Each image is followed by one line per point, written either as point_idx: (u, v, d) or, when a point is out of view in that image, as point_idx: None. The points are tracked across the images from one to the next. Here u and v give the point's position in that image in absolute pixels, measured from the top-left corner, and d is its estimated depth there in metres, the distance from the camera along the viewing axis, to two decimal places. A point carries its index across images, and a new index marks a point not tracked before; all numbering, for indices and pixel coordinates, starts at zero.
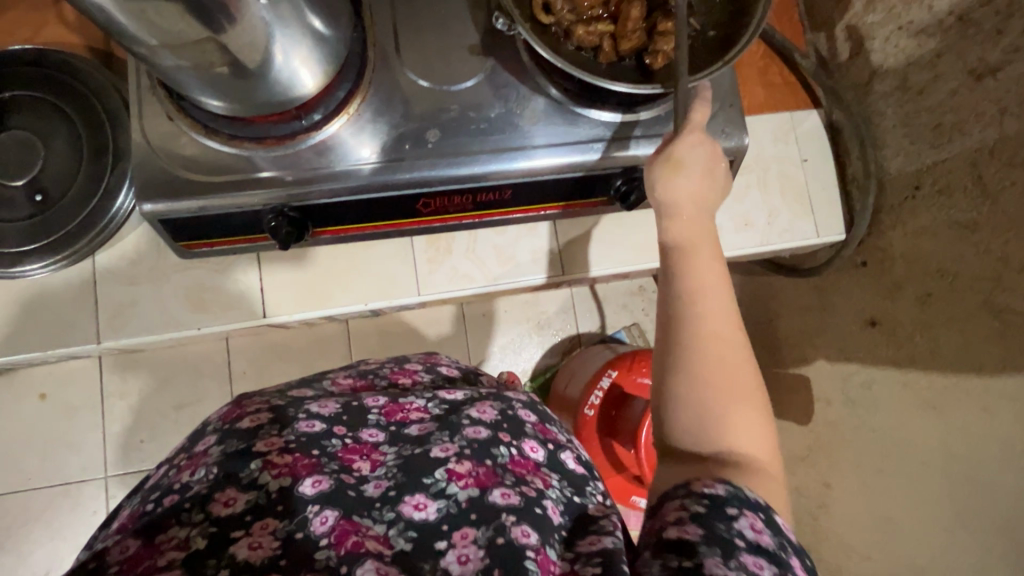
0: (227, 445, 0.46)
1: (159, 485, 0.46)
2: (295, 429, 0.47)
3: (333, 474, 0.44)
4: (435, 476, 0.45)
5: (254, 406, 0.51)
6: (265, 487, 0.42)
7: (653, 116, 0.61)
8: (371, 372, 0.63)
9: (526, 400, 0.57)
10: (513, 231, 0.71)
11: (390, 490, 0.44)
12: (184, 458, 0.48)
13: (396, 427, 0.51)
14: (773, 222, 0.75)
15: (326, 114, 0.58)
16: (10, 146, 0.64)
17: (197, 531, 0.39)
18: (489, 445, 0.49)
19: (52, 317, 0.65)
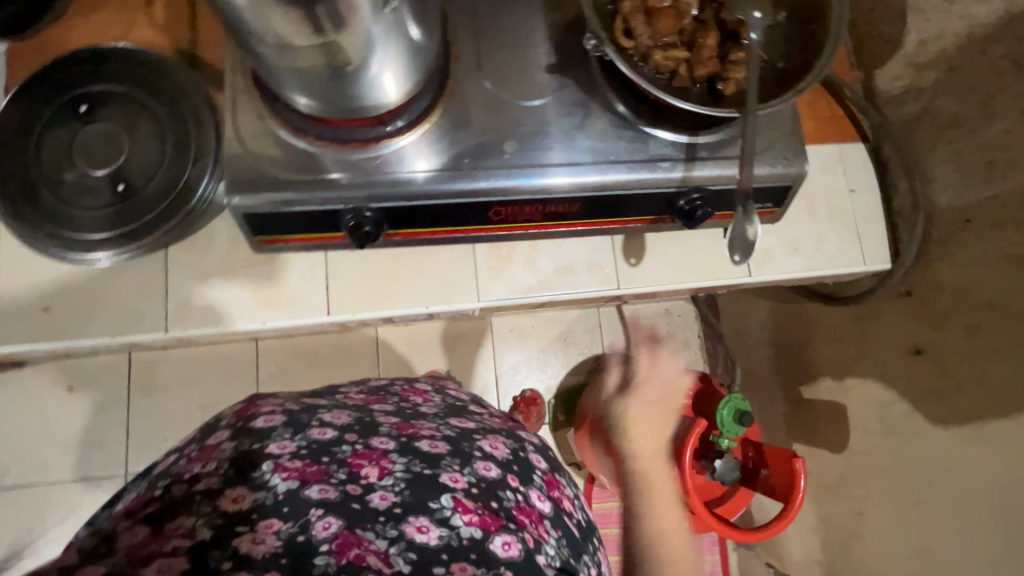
0: (240, 442, 0.44)
1: (162, 473, 0.44)
2: (306, 435, 0.45)
3: (339, 486, 0.42)
4: (442, 501, 0.43)
5: (267, 406, 0.48)
6: (274, 489, 0.41)
7: (719, 138, 0.64)
8: (383, 390, 0.60)
9: (537, 447, 0.60)
10: (571, 244, 0.73)
11: (395, 506, 0.42)
12: (194, 448, 0.45)
13: (407, 438, 0.48)
14: (820, 247, 0.77)
15: (408, 122, 0.61)
16: (97, 137, 0.66)
17: (203, 521, 0.38)
18: (497, 486, 0.47)
19: (120, 305, 0.65)
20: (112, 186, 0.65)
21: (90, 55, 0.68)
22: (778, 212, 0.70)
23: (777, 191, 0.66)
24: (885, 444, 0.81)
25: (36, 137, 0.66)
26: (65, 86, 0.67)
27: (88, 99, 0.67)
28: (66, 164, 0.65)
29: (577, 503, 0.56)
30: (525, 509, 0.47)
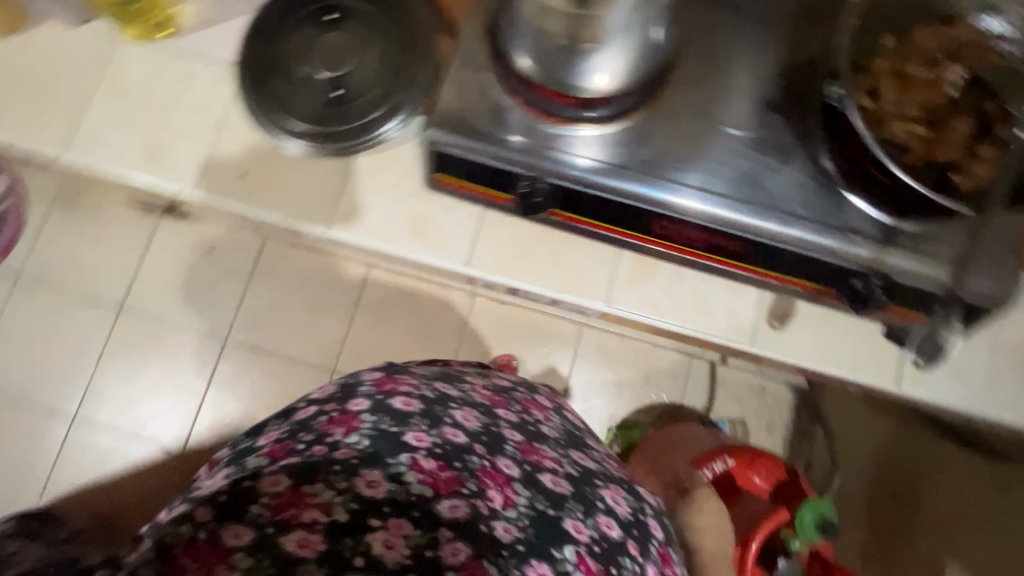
0: (379, 419, 0.50)
1: (297, 420, 0.50)
2: (441, 432, 0.51)
3: (469, 503, 0.48)
4: (563, 552, 0.47)
5: (403, 384, 0.54)
6: (407, 486, 0.48)
7: (926, 231, 0.58)
8: (507, 391, 0.61)
9: (654, 509, 0.59)
10: (718, 284, 0.70)
11: (518, 542, 0.47)
12: (335, 409, 0.50)
13: (530, 467, 0.52)
14: (993, 387, 0.67)
15: (609, 114, 0.61)
16: (334, 45, 0.73)
17: (342, 502, 0.46)
18: (618, 549, 0.50)
19: (300, 191, 0.72)
20: (331, 90, 0.72)
21: None
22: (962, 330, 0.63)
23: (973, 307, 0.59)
24: None
25: (287, 29, 0.74)
26: None
27: (337, 10, 0.74)
28: (302, 59, 0.73)
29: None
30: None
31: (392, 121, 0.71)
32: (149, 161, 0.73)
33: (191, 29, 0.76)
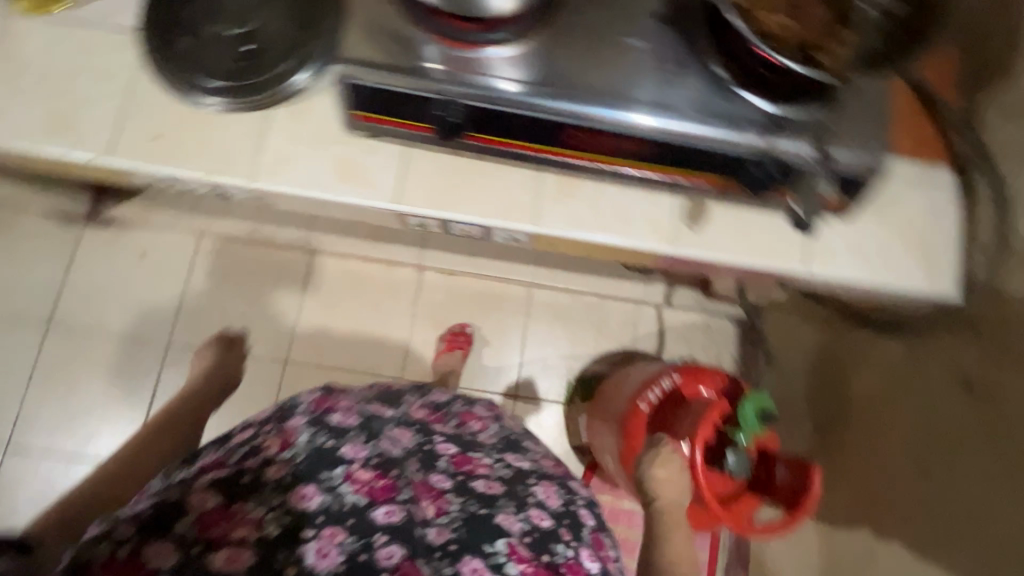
0: (316, 438, 0.64)
1: (226, 448, 0.65)
2: (377, 449, 0.64)
3: (402, 509, 0.58)
4: (495, 547, 0.58)
5: (339, 404, 0.72)
6: (340, 498, 0.58)
7: (803, 117, 0.64)
8: (445, 409, 0.78)
9: (588, 501, 0.73)
10: (637, 195, 0.74)
11: (450, 543, 0.57)
12: (277, 427, 0.67)
13: (462, 477, 0.65)
14: (885, 259, 0.74)
15: (511, 34, 0.64)
16: (237, 2, 0.72)
17: (273, 517, 0.55)
18: (549, 538, 0.61)
19: (220, 147, 0.72)
20: (240, 45, 0.72)
21: None
22: (843, 203, 0.71)
23: (850, 180, 0.66)
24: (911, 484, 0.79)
25: None
26: None
27: None
28: (207, 19, 0.72)
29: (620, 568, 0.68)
30: (572, 567, 0.60)
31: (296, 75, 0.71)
32: (60, 135, 0.71)
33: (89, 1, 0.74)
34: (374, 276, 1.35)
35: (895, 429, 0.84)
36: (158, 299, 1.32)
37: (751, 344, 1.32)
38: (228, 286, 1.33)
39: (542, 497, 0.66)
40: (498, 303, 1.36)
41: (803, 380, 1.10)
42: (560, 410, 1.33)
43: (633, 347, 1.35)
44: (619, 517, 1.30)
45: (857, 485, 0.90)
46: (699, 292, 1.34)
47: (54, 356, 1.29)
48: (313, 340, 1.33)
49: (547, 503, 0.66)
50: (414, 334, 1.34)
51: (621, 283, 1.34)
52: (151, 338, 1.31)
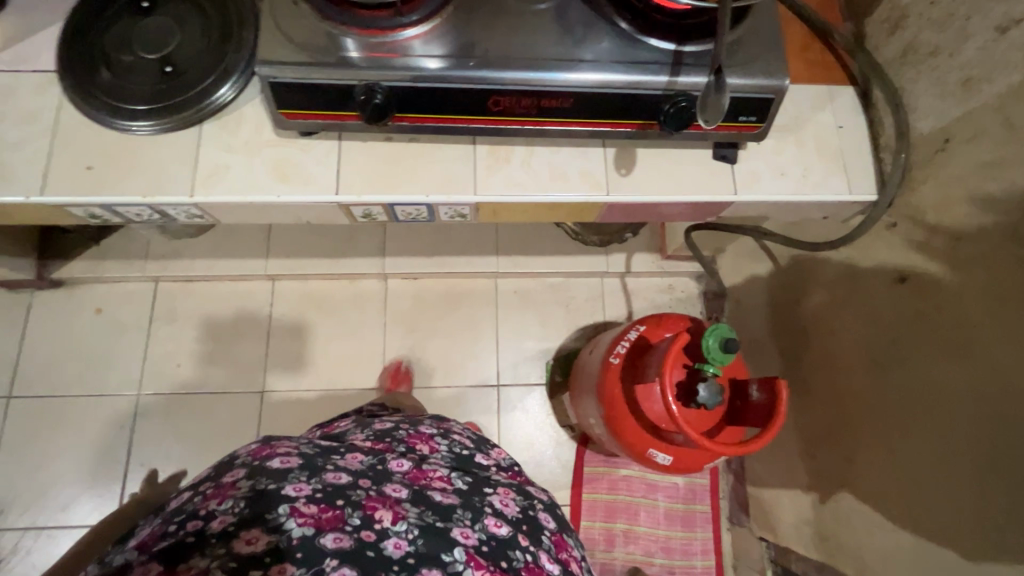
0: (256, 481, 0.63)
1: (173, 510, 0.62)
2: (324, 479, 0.65)
3: (354, 534, 0.60)
4: (452, 556, 0.62)
5: (281, 449, 0.70)
6: (286, 533, 0.58)
7: (703, 51, 0.68)
8: (390, 436, 0.81)
9: (547, 505, 0.81)
10: (566, 151, 0.78)
11: (409, 555, 0.60)
12: (212, 486, 0.64)
13: (417, 491, 0.70)
14: (806, 174, 0.79)
15: (422, 16, 0.68)
16: (152, 28, 0.74)
17: (218, 563, 0.55)
18: (506, 545, 0.67)
19: (154, 167, 0.73)
20: (162, 68, 0.74)
21: None
22: (761, 129, 0.73)
23: (759, 102, 0.69)
24: (876, 382, 0.84)
25: (105, 24, 0.75)
26: None
27: None
28: (125, 48, 0.74)
29: (582, 563, 0.76)
30: (532, 568, 0.66)
31: (222, 87, 0.74)
32: None
33: (1, 50, 0.75)
34: (339, 293, 1.36)
35: (849, 340, 0.89)
36: (120, 352, 1.30)
37: (714, 295, 1.36)
38: (191, 328, 1.32)
39: (499, 506, 0.73)
40: (465, 299, 1.37)
41: (766, 316, 1.14)
42: (543, 392, 1.34)
43: (602, 318, 1.38)
44: (618, 486, 1.31)
45: (832, 412, 0.94)
46: (656, 255, 1.38)
47: (17, 429, 1.25)
48: (286, 367, 1.32)
49: (504, 511, 0.72)
50: (387, 344, 1.34)
51: (581, 260, 1.37)
52: (118, 394, 1.28)
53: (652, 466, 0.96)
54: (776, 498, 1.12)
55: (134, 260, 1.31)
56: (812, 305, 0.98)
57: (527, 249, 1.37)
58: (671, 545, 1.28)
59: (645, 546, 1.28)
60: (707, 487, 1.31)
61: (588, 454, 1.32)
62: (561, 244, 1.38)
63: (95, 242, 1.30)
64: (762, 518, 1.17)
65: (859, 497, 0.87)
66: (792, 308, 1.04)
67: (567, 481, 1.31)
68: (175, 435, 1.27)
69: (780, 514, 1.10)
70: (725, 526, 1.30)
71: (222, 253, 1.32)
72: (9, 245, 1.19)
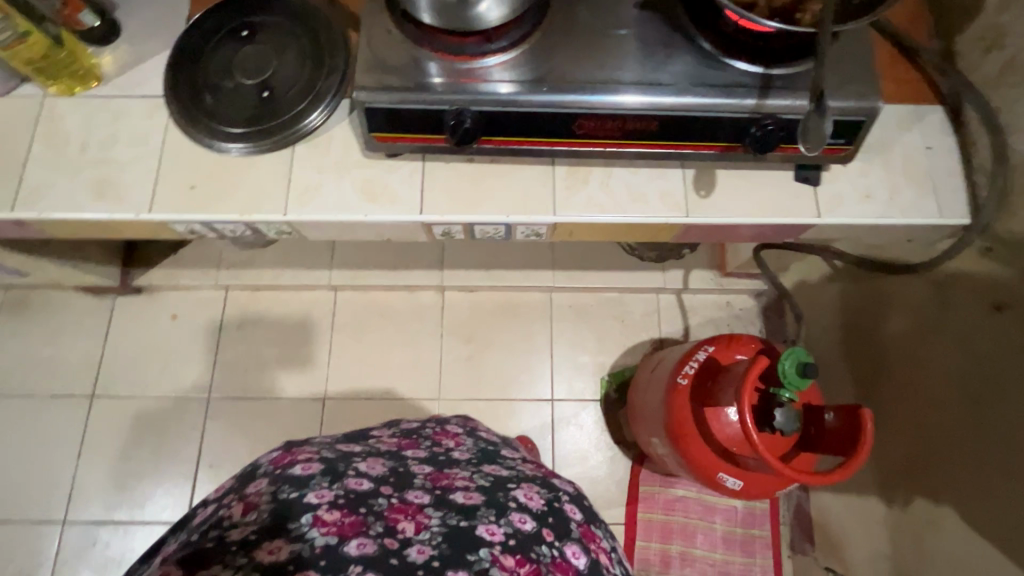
0: (278, 490, 0.64)
1: (198, 524, 0.65)
2: (344, 485, 0.66)
3: (377, 539, 0.61)
4: (479, 555, 0.61)
5: (302, 455, 0.71)
6: (310, 542, 0.59)
7: (790, 74, 0.68)
8: (416, 434, 0.82)
9: (574, 496, 0.78)
10: (644, 173, 0.78)
11: (433, 559, 0.60)
12: (235, 497, 0.66)
13: (442, 492, 0.69)
14: (894, 197, 0.76)
15: (510, 42, 0.69)
16: (252, 56, 0.79)
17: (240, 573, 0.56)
18: (535, 541, 0.65)
19: (251, 188, 0.77)
20: (259, 92, 0.78)
21: None
22: (848, 151, 0.72)
23: (849, 125, 0.68)
24: (965, 412, 0.80)
25: (208, 51, 0.80)
26: (232, 17, 0.81)
27: (252, 27, 0.80)
28: (227, 74, 0.79)
29: (614, 556, 0.73)
30: (560, 563, 0.64)
31: (312, 114, 0.77)
32: (102, 200, 0.77)
33: (115, 76, 0.81)
34: (398, 304, 1.39)
35: (937, 367, 0.85)
36: (191, 356, 1.36)
37: (776, 314, 1.32)
38: (259, 335, 1.38)
39: (523, 500, 0.70)
40: (520, 312, 1.39)
41: (836, 338, 1.11)
42: (598, 408, 1.34)
43: (659, 335, 1.36)
44: (674, 506, 1.29)
45: (912, 440, 0.90)
46: (715, 272, 1.36)
47: (98, 426, 1.32)
48: (347, 374, 1.35)
49: (529, 504, 0.70)
50: (444, 355, 1.36)
51: (638, 275, 1.37)
52: (190, 396, 1.34)
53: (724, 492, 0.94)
54: (845, 527, 1.08)
55: (209, 269, 1.37)
56: (893, 329, 0.95)
57: (583, 264, 1.37)
58: (729, 570, 1.24)
59: (701, 569, 1.25)
60: (767, 511, 1.27)
61: (644, 472, 1.30)
62: (618, 260, 1.37)
63: (175, 251, 1.38)
64: (829, 547, 1.13)
65: (942, 533, 0.83)
66: (867, 331, 1.01)
67: (621, 499, 1.30)
68: (242, 437, 1.32)
69: (849, 545, 1.06)
70: (786, 553, 1.25)
71: (290, 263, 1.37)
72: (99, 253, 1.27)
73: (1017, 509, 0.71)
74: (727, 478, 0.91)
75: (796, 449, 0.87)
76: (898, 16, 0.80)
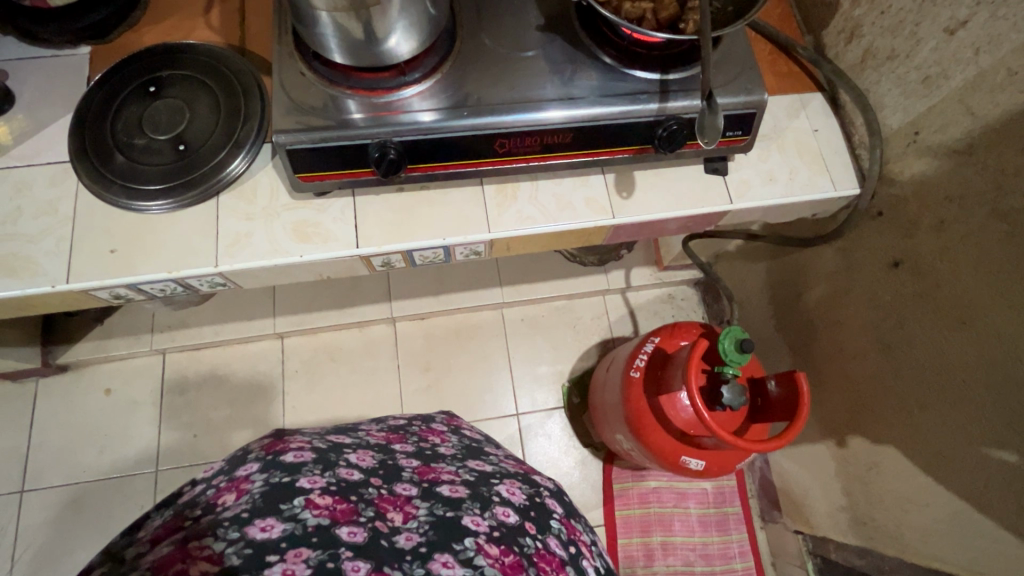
0: (268, 475, 0.63)
1: (186, 503, 0.62)
2: (336, 474, 0.65)
3: (367, 528, 0.59)
4: (464, 544, 0.60)
5: (293, 444, 0.70)
6: (303, 522, 0.57)
7: (685, 77, 0.74)
8: (405, 430, 0.83)
9: (553, 490, 0.80)
10: (569, 182, 0.82)
11: (420, 546, 0.59)
12: (225, 479, 0.64)
13: (428, 484, 0.69)
14: (794, 177, 0.84)
15: (424, 73, 0.72)
16: (163, 111, 0.77)
17: (233, 550, 0.53)
18: (519, 534, 0.65)
19: (177, 244, 0.75)
20: (175, 146, 0.76)
21: (164, 47, 0.81)
22: (747, 142, 0.79)
23: (743, 118, 0.75)
24: (886, 360, 0.87)
25: (114, 110, 0.78)
26: (138, 73, 0.79)
27: (158, 81, 0.79)
28: (137, 132, 0.77)
29: (594, 549, 0.75)
30: (543, 555, 0.64)
31: (233, 163, 0.76)
32: (12, 276, 0.73)
33: (14, 146, 0.78)
34: (349, 342, 1.37)
35: (858, 323, 0.92)
36: (130, 430, 1.28)
37: (715, 300, 1.40)
38: (204, 396, 1.31)
39: (506, 495, 0.71)
40: (474, 333, 1.40)
41: (770, 313, 1.19)
42: (563, 414, 1.36)
43: (611, 335, 1.41)
44: (649, 499, 1.32)
45: (846, 395, 0.97)
46: (653, 268, 1.43)
47: (32, 523, 1.21)
48: (303, 423, 1.31)
49: (512, 499, 0.71)
50: (404, 386, 1.35)
51: (583, 280, 1.41)
52: (134, 473, 1.25)
53: (691, 474, 0.98)
54: (805, 488, 1.14)
55: (141, 335, 1.30)
56: (814, 297, 1.03)
57: (529, 276, 1.40)
58: (709, 551, 1.28)
59: (683, 555, 1.28)
60: (735, 488, 1.34)
61: (615, 469, 1.33)
62: (561, 268, 1.41)
63: (100, 321, 1.30)
64: (794, 510, 1.19)
65: (886, 476, 0.90)
66: (794, 301, 1.09)
67: (598, 501, 1.32)
68: None
69: (811, 505, 1.13)
70: (758, 524, 1.32)
71: (229, 316, 1.32)
72: (15, 334, 1.18)
73: (948, 442, 0.77)
74: (690, 460, 0.95)
75: (748, 422, 0.92)
76: (771, 18, 0.90)
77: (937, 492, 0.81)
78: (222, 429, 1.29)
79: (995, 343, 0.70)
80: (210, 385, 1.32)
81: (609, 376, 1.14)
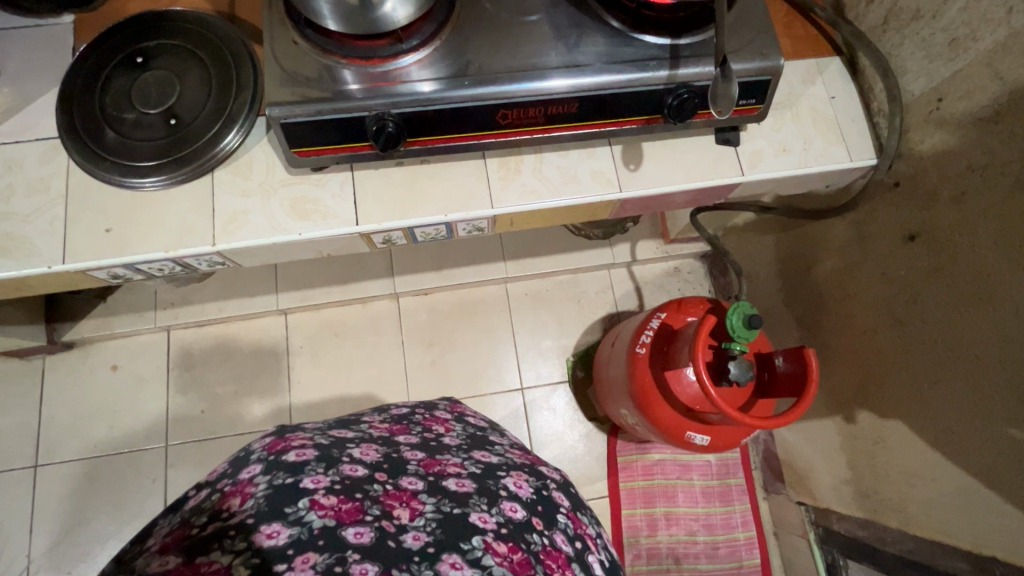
0: (273, 476, 0.63)
1: (193, 509, 0.62)
2: (340, 472, 0.65)
3: (374, 527, 0.59)
4: (472, 543, 0.61)
5: (296, 442, 0.69)
6: (309, 525, 0.58)
7: (697, 41, 0.70)
8: (407, 419, 0.83)
9: (561, 482, 0.80)
10: (574, 155, 0.79)
11: (428, 546, 0.59)
12: (229, 484, 0.64)
13: (434, 478, 0.69)
14: (807, 147, 0.81)
15: (422, 39, 0.68)
16: (151, 82, 0.74)
17: (239, 561, 0.54)
18: (527, 530, 0.65)
19: (172, 224, 0.73)
20: (167, 121, 0.74)
21: (150, 15, 0.78)
22: (761, 110, 0.75)
23: (757, 85, 0.71)
24: (898, 340, 0.85)
25: (102, 82, 0.75)
26: (125, 44, 0.76)
27: (145, 51, 0.76)
28: (127, 105, 0.74)
29: (600, 544, 0.74)
30: (550, 552, 0.64)
31: (226, 138, 0.74)
32: (6, 257, 0.71)
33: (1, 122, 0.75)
34: (353, 318, 1.36)
35: (869, 303, 0.90)
36: (138, 406, 1.29)
37: (722, 273, 1.38)
38: (211, 371, 1.32)
39: (514, 488, 0.71)
40: (478, 307, 1.39)
41: (778, 286, 1.17)
42: (567, 388, 1.36)
43: (616, 309, 1.40)
44: (652, 471, 1.33)
45: (857, 374, 0.95)
46: (659, 241, 1.41)
47: (48, 496, 1.24)
48: (309, 398, 1.31)
49: (519, 493, 0.71)
50: (408, 361, 1.35)
51: (588, 253, 1.39)
52: (145, 447, 1.27)
53: (695, 447, 0.98)
54: (810, 461, 1.15)
55: (145, 312, 1.30)
56: (824, 271, 1.01)
57: (533, 251, 1.38)
58: (712, 521, 1.30)
59: (687, 525, 1.30)
60: (738, 460, 1.35)
61: (619, 442, 1.34)
62: (566, 242, 1.39)
63: (102, 299, 1.30)
64: (797, 482, 1.20)
65: (892, 451, 0.90)
66: (803, 275, 1.07)
67: (602, 473, 1.34)
68: None
69: (815, 478, 1.13)
70: (760, 495, 1.34)
71: (232, 293, 1.32)
72: (19, 313, 1.18)
73: (961, 424, 0.76)
74: (695, 435, 0.95)
75: (755, 398, 0.91)
76: None
77: (945, 467, 0.81)
78: (228, 405, 1.30)
79: (1012, 322, 0.68)
80: (216, 362, 1.33)
81: (614, 352, 1.14)
